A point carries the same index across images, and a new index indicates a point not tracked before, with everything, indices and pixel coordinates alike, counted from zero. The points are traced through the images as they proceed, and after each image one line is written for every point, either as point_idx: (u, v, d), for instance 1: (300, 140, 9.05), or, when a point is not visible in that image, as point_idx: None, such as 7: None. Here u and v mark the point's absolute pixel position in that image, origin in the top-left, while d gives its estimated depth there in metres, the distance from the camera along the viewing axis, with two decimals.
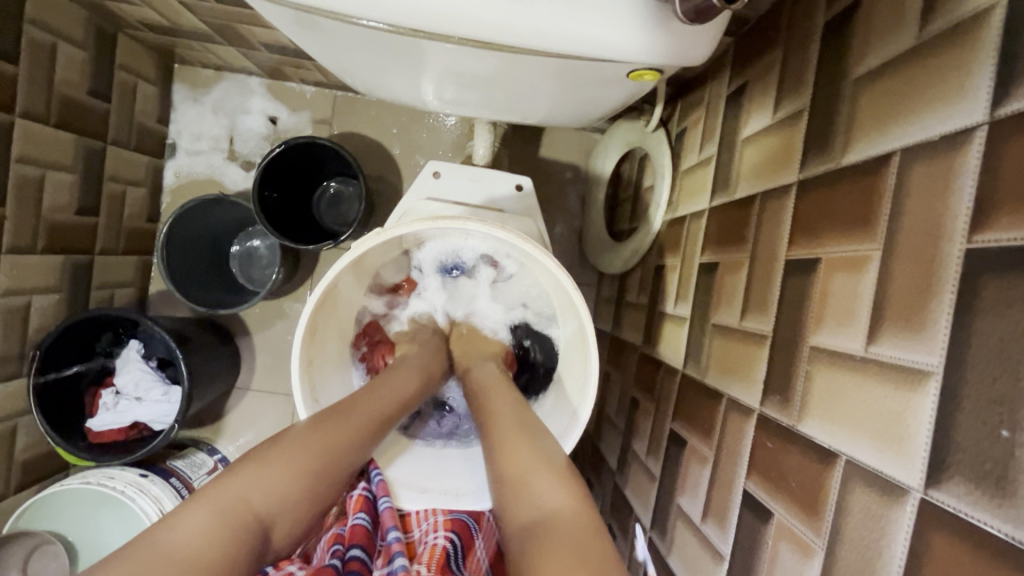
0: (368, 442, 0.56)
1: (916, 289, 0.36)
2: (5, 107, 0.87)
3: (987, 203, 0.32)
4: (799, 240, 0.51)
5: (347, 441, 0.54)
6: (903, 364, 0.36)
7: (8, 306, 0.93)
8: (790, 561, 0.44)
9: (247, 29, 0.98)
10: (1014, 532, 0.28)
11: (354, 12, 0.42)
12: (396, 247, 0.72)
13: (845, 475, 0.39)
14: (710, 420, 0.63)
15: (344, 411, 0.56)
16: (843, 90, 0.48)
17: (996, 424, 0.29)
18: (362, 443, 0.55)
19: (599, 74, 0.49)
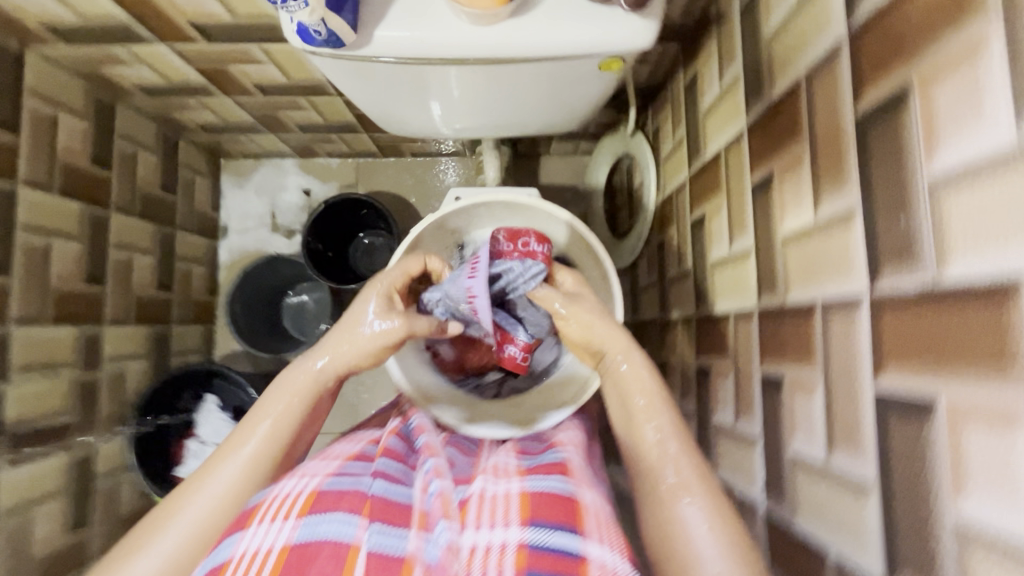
0: (239, 490, 0.58)
1: (836, 156, 0.49)
2: (105, 203, 1.06)
3: (860, 82, 0.46)
4: (757, 166, 0.64)
5: (205, 510, 0.57)
6: (841, 211, 0.48)
7: (110, 370, 1.07)
8: (803, 404, 0.54)
9: (286, 114, 1.18)
10: (923, 280, 0.39)
11: (374, 54, 0.59)
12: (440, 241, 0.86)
13: (825, 312, 0.50)
14: (725, 339, 0.73)
15: (210, 469, 0.59)
16: (762, 49, 0.63)
17: (898, 217, 0.41)
18: (229, 498, 0.58)
19: (578, 70, 0.65)
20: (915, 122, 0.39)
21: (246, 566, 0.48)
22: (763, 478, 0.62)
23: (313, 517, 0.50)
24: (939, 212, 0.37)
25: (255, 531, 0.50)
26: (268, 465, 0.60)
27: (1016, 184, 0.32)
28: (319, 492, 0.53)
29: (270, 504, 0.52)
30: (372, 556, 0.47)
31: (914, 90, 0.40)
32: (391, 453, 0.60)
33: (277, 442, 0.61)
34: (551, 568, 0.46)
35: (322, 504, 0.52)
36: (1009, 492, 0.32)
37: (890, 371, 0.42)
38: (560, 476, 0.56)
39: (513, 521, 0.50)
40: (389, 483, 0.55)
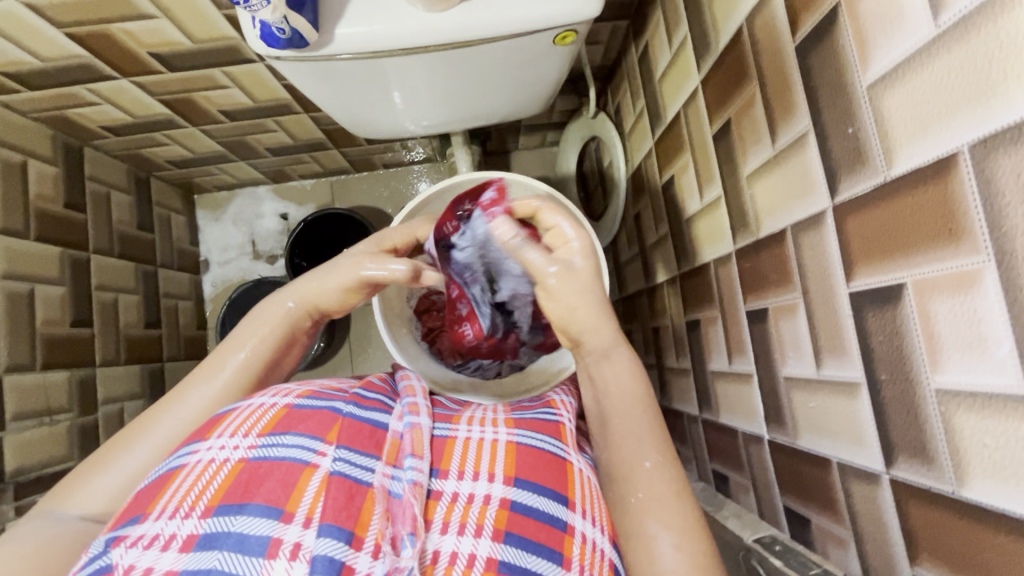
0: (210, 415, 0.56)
1: (783, 86, 0.52)
2: (83, 246, 1.05)
3: (794, 14, 0.49)
4: (714, 116, 0.67)
5: (172, 432, 0.54)
6: (795, 137, 0.51)
7: (107, 412, 1.06)
8: (789, 327, 0.56)
9: (254, 138, 1.20)
10: (878, 179, 0.41)
11: (332, 52, 0.61)
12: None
13: (796, 235, 0.53)
14: (709, 288, 0.76)
15: (181, 392, 0.57)
16: (703, 6, 0.67)
17: (846, 128, 0.44)
18: (196, 420, 0.55)
19: (534, 47, 0.68)
20: (847, 39, 0.43)
21: (196, 477, 0.43)
22: (763, 409, 0.64)
23: (278, 434, 0.45)
24: (880, 113, 0.40)
25: (214, 444, 0.45)
26: (244, 387, 0.58)
27: (939, 70, 0.35)
28: (288, 411, 0.47)
29: (235, 416, 0.47)
30: (335, 484, 0.43)
31: (841, 10, 0.43)
32: (371, 385, 0.54)
33: (256, 367, 0.60)
34: (534, 535, 0.45)
35: (288, 422, 0.47)
36: (978, 350, 0.34)
37: (860, 272, 0.44)
38: (551, 437, 0.53)
39: (498, 474, 0.48)
40: (362, 406, 0.50)
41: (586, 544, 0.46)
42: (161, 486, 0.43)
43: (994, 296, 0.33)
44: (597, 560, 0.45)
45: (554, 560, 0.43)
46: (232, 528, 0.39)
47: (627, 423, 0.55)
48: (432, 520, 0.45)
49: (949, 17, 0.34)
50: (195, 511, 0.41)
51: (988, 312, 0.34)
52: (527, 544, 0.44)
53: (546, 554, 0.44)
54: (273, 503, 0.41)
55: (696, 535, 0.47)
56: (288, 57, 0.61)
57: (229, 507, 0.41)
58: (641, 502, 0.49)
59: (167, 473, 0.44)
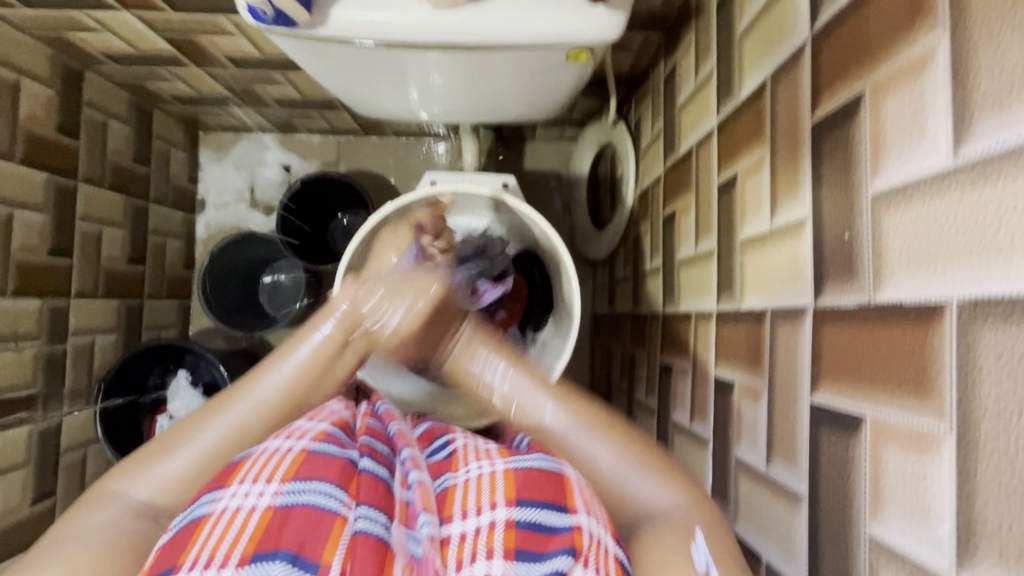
0: (286, 397, 0.55)
1: (792, 162, 0.48)
2: (71, 173, 1.03)
3: (818, 88, 0.44)
4: (723, 166, 0.63)
5: (245, 417, 0.53)
6: (793, 221, 0.47)
7: (77, 343, 1.06)
8: (749, 411, 0.54)
9: (262, 88, 1.15)
10: (862, 299, 0.38)
11: (356, 37, 0.58)
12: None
13: (773, 321, 0.50)
14: (686, 338, 0.74)
15: (249, 377, 0.55)
16: (734, 46, 0.61)
17: (843, 232, 0.40)
18: (268, 409, 0.54)
19: (546, 60, 0.63)
20: (863, 137, 0.38)
21: (224, 527, 0.43)
22: (711, 480, 0.62)
23: (299, 482, 0.46)
24: (880, 230, 0.37)
25: (236, 491, 0.45)
26: (316, 376, 0.56)
27: (949, 205, 0.31)
28: (306, 456, 0.49)
29: (253, 462, 0.48)
30: (361, 536, 0.42)
31: (865, 102, 0.38)
32: (372, 433, 0.56)
33: (326, 353, 0.57)
34: (539, 547, 0.44)
35: (308, 469, 0.47)
36: (920, 517, 0.32)
37: (826, 387, 0.41)
38: (543, 454, 0.52)
39: (500, 500, 0.47)
40: (375, 461, 0.51)
41: (594, 540, 0.45)
42: (189, 538, 0.42)
43: (948, 469, 0.30)
44: (603, 556, 0.44)
45: (566, 554, 0.42)
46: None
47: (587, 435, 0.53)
48: (455, 564, 0.43)
49: (972, 152, 0.30)
50: (232, 560, 0.40)
51: (939, 482, 0.31)
52: (537, 558, 0.43)
53: (556, 560, 0.42)
54: (305, 552, 0.41)
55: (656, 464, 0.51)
56: (300, 32, 0.57)
57: (264, 553, 0.41)
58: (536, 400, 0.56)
59: (193, 523, 0.44)
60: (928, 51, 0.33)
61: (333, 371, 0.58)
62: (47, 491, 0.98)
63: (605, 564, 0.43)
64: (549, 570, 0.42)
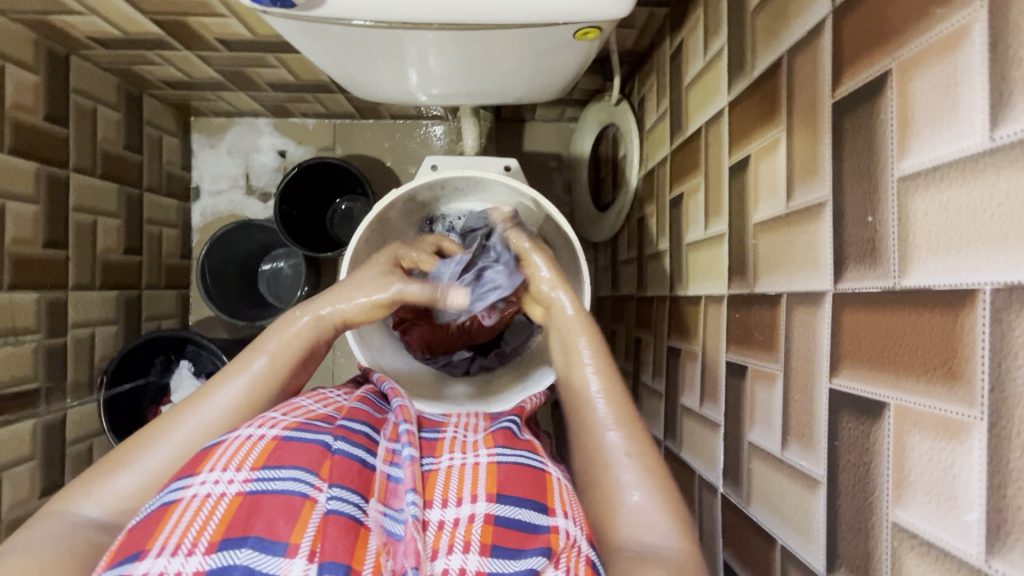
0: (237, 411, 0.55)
1: (810, 142, 0.47)
2: (62, 163, 1.01)
3: (839, 66, 0.43)
4: (734, 147, 0.62)
5: (196, 435, 0.53)
6: (810, 204, 0.46)
7: (77, 335, 1.05)
8: (763, 395, 0.54)
9: (254, 71, 1.12)
10: (885, 284, 0.37)
11: (355, 16, 0.56)
12: (404, 220, 0.82)
13: (789, 306, 0.49)
14: (695, 322, 0.73)
15: (198, 397, 0.55)
16: (747, 21, 0.59)
17: (866, 215, 0.39)
18: (222, 423, 0.54)
19: (552, 38, 0.61)
20: (889, 116, 0.37)
21: (192, 516, 0.42)
22: (723, 463, 0.62)
23: (269, 469, 0.45)
24: (905, 214, 0.36)
25: (206, 478, 0.45)
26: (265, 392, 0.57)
27: (982, 189, 0.30)
28: (278, 444, 0.48)
29: (224, 450, 0.47)
30: (331, 518, 0.42)
31: (891, 80, 0.37)
32: (355, 414, 0.55)
33: (279, 369, 0.58)
34: (516, 543, 0.44)
35: (279, 456, 0.47)
36: (948, 504, 0.32)
37: (846, 372, 0.41)
38: (527, 450, 0.54)
39: (480, 494, 0.48)
40: (351, 441, 0.49)
41: (571, 542, 0.44)
42: (157, 522, 0.42)
43: (978, 458, 0.30)
44: (577, 557, 0.44)
45: (541, 555, 0.43)
46: (236, 563, 0.39)
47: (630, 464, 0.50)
48: (431, 552, 0.44)
49: (1009, 133, 0.29)
50: (199, 547, 0.40)
51: (969, 468, 0.31)
52: (513, 555, 0.43)
53: (530, 559, 0.43)
54: (273, 536, 0.41)
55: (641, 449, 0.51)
56: (296, 13, 0.55)
57: (232, 541, 0.40)
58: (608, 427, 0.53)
59: (162, 509, 0.43)
60: (963, 26, 0.32)
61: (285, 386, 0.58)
62: (55, 484, 0.98)
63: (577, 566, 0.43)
64: (522, 569, 0.42)
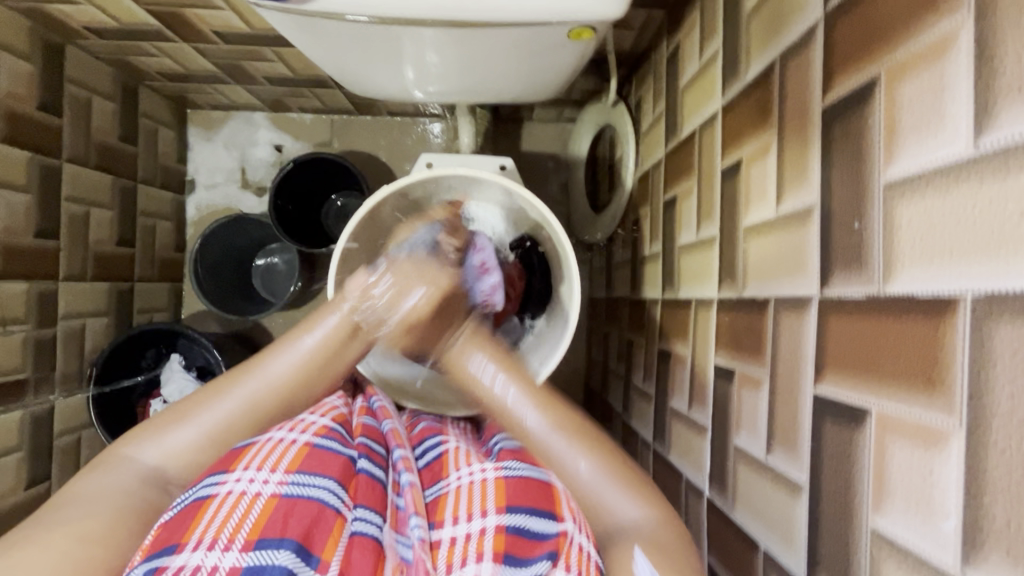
0: (291, 384, 0.57)
1: (801, 147, 0.46)
2: (55, 153, 1.00)
3: (830, 72, 0.43)
4: (727, 151, 0.62)
5: (258, 394, 0.55)
6: (799, 209, 0.46)
7: (67, 327, 1.05)
8: (750, 399, 0.54)
9: (251, 65, 1.12)
10: (870, 290, 0.37)
11: (347, 11, 0.55)
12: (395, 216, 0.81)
13: (776, 311, 0.49)
14: (684, 325, 0.73)
15: (264, 357, 0.58)
16: (742, 25, 0.59)
17: (853, 221, 0.39)
18: (278, 392, 0.56)
19: (547, 38, 0.61)
20: (877, 122, 0.37)
21: (227, 512, 0.46)
22: (709, 467, 0.62)
23: (302, 474, 0.50)
24: (891, 220, 0.36)
25: (241, 477, 0.49)
26: (318, 366, 0.59)
27: (965, 197, 0.30)
28: (310, 450, 0.53)
29: (258, 450, 0.52)
30: (357, 538, 0.46)
31: (879, 86, 0.37)
32: (371, 431, 0.60)
33: (340, 338, 0.60)
34: (524, 550, 0.47)
35: (310, 464, 0.51)
36: (926, 512, 0.32)
37: (830, 378, 0.41)
38: (534, 463, 0.57)
39: (490, 508, 0.50)
40: (371, 462, 0.55)
41: (581, 550, 0.47)
42: (194, 516, 0.46)
43: (956, 465, 0.30)
44: (586, 562, 0.46)
45: (547, 558, 0.46)
46: (274, 561, 0.42)
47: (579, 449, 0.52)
48: (446, 567, 0.46)
49: (992, 141, 0.29)
50: (234, 544, 0.44)
51: (947, 475, 0.31)
52: (523, 562, 0.46)
53: (539, 563, 0.46)
54: (307, 544, 0.44)
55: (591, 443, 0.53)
56: (289, 6, 0.55)
57: (269, 541, 0.43)
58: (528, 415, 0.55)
59: (197, 503, 0.48)
60: (950, 32, 0.31)
61: (333, 365, 0.60)
62: (41, 476, 0.98)
63: (586, 567, 0.45)
64: (531, 573, 0.45)
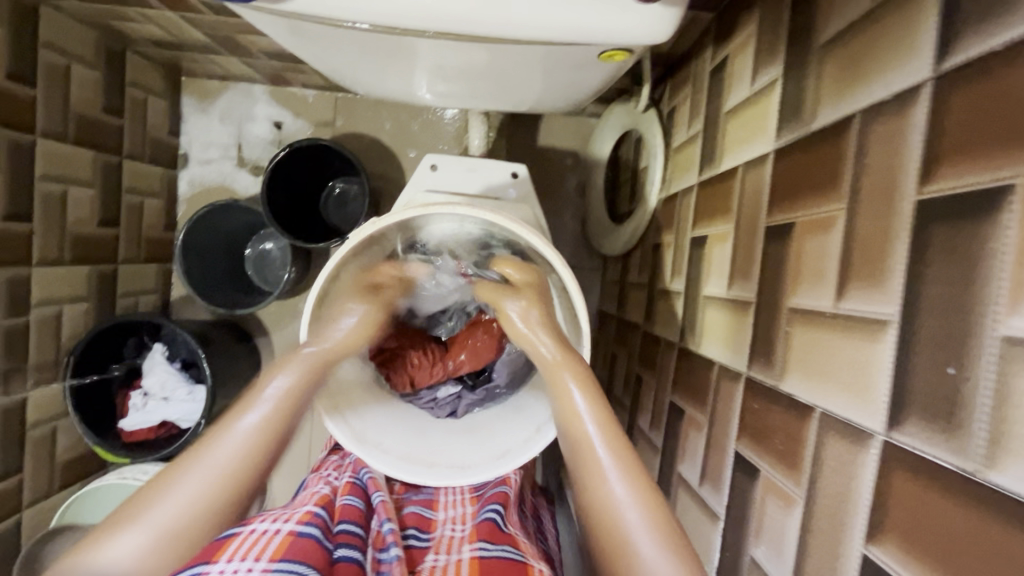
0: (253, 452, 0.55)
1: (879, 237, 0.37)
2: (28, 128, 0.92)
3: (934, 155, 0.33)
4: (775, 206, 0.52)
5: (228, 459, 0.54)
6: (866, 316, 0.37)
7: (42, 315, 0.99)
8: (775, 514, 0.46)
9: (246, 38, 1.01)
10: (961, 464, 0.29)
11: (344, 16, 0.46)
12: None
13: (821, 427, 0.41)
14: (704, 388, 0.65)
15: (210, 439, 0.55)
16: (812, 57, 0.49)
17: (945, 364, 0.31)
18: (243, 465, 0.54)
19: (574, 57, 0.51)
20: (1002, 248, 0.28)
21: None
22: (718, 561, 0.55)
23: (285, 561, 0.48)
24: (1005, 390, 0.27)
25: (225, 567, 0.46)
26: (273, 434, 0.56)
27: None
28: (292, 537, 0.51)
29: (241, 541, 0.49)
30: None
31: (1012, 199, 0.27)
32: (349, 512, 0.59)
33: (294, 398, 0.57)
34: None
35: (294, 549, 0.49)
36: None
37: (887, 544, 0.33)
38: (510, 545, 0.55)
39: None
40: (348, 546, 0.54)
41: None
42: None
43: None
44: None
45: None
46: None
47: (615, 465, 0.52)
48: None
49: None
50: None
51: None
52: None
53: None
54: None
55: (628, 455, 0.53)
56: (263, 7, 0.46)
57: None
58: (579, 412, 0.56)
59: None
60: None
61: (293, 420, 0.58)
62: (12, 470, 0.94)
63: None
64: None
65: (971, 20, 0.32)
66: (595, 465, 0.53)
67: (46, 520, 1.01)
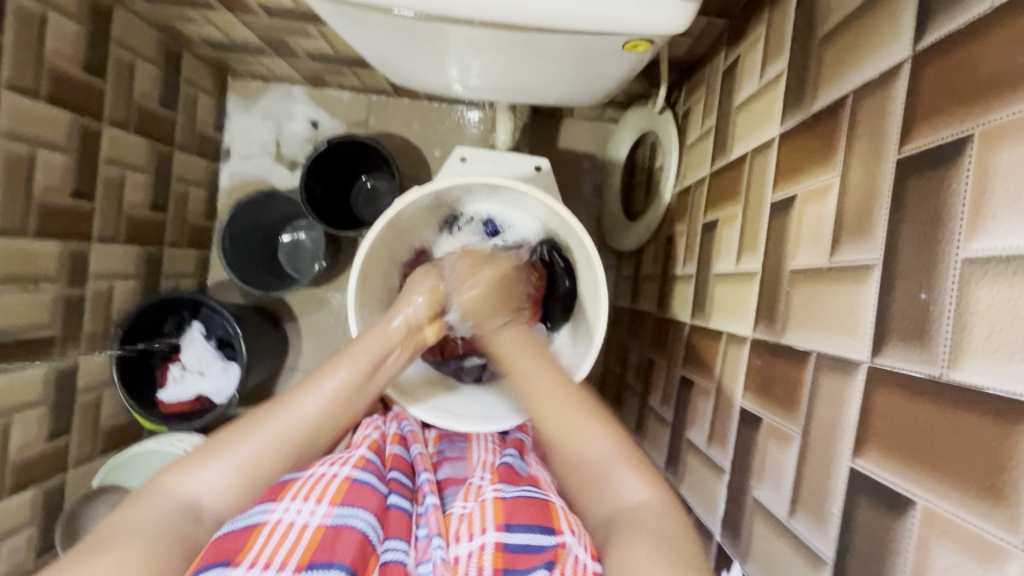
0: (324, 421, 0.60)
1: (866, 196, 0.43)
2: (97, 115, 1.01)
3: (912, 119, 0.39)
4: (779, 183, 0.58)
5: (294, 427, 0.58)
6: (856, 264, 0.43)
7: (96, 288, 1.07)
8: (776, 453, 0.50)
9: (294, 40, 1.10)
10: (930, 370, 0.34)
11: (395, 4, 0.53)
12: (415, 223, 0.79)
13: (817, 367, 0.46)
14: (712, 358, 0.70)
15: (292, 393, 0.60)
16: (813, 50, 0.55)
17: (918, 291, 0.36)
18: (314, 424, 0.59)
19: (601, 47, 0.58)
20: (963, 187, 0.34)
21: (278, 537, 0.50)
22: (723, 510, 0.60)
23: (344, 506, 0.53)
24: (966, 302, 0.33)
25: (288, 507, 0.53)
26: (345, 404, 0.61)
27: None
28: (350, 483, 0.56)
29: (303, 482, 0.56)
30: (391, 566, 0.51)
31: (972, 146, 0.33)
32: (399, 463, 0.64)
33: (362, 375, 0.63)
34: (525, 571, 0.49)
35: (352, 495, 0.55)
36: None
37: (870, 454, 0.39)
38: (531, 486, 0.58)
39: (489, 525, 0.53)
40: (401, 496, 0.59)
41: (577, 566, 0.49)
42: (245, 541, 0.50)
43: None
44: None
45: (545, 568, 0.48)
46: None
47: (581, 413, 0.60)
48: None
49: None
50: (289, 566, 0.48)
51: None
52: None
53: None
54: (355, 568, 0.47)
55: (593, 411, 0.61)
56: None
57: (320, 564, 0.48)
58: (528, 377, 0.65)
59: (247, 530, 0.51)
60: None
61: (367, 390, 0.63)
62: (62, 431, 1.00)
63: None
64: None
65: (942, 5, 0.38)
66: (560, 431, 0.60)
67: (87, 482, 1.08)
